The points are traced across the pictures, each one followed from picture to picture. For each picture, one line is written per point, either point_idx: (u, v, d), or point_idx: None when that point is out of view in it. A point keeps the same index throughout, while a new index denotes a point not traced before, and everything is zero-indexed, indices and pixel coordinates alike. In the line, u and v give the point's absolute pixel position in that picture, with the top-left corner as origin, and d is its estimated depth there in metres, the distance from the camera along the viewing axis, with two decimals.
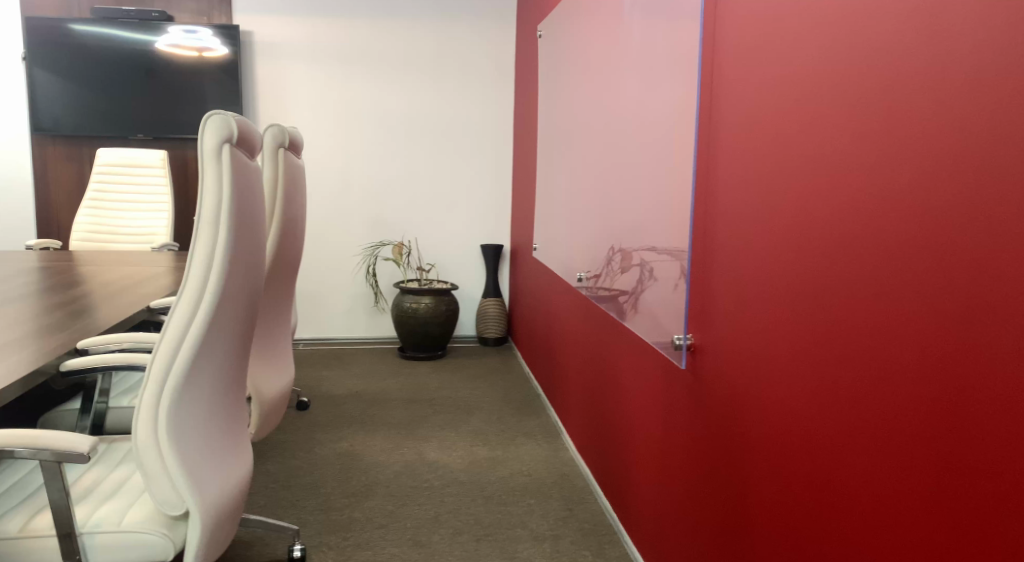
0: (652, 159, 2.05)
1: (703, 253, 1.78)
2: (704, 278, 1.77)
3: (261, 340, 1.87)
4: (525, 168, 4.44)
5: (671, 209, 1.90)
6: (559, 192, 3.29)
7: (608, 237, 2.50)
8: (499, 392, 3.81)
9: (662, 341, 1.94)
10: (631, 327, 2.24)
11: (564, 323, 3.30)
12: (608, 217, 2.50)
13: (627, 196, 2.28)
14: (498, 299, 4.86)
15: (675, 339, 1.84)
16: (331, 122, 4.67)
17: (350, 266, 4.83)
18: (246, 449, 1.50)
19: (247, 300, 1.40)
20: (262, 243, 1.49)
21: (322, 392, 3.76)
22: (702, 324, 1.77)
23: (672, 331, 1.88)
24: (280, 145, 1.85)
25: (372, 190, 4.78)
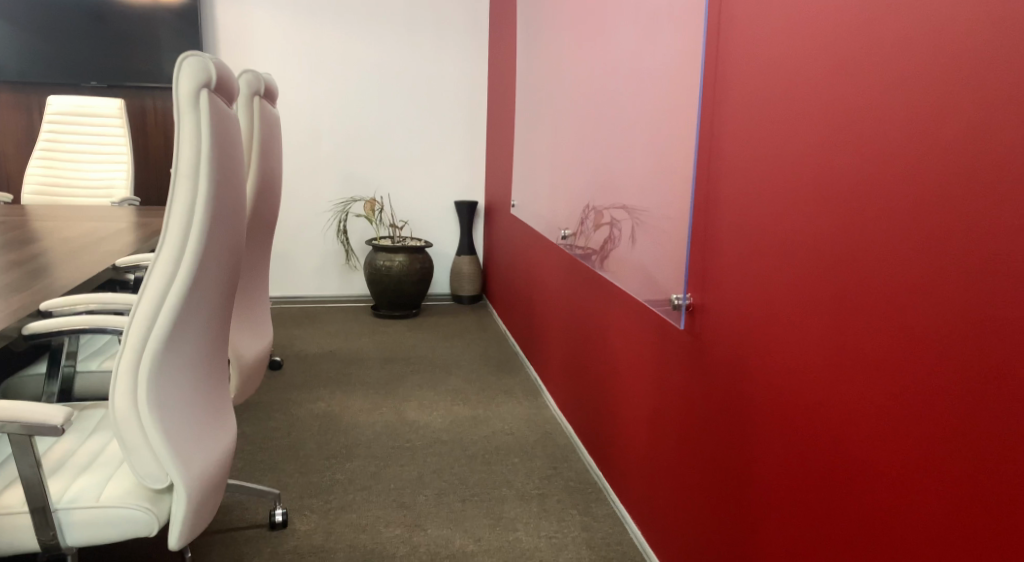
0: (645, 113, 1.96)
1: (702, 208, 1.72)
2: (704, 236, 1.71)
3: (240, 301, 1.77)
4: (501, 123, 4.32)
5: (668, 164, 1.83)
6: (540, 146, 3.20)
7: (594, 195, 2.42)
8: (476, 350, 3.75)
9: (659, 301, 1.88)
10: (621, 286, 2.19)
11: (544, 281, 3.25)
12: (594, 173, 2.43)
13: (616, 151, 2.20)
14: (473, 256, 4.78)
15: (674, 299, 1.78)
16: (298, 72, 4.49)
17: (320, 223, 4.70)
18: (230, 418, 1.42)
19: (228, 258, 1.30)
20: (241, 197, 1.38)
21: (295, 352, 3.66)
22: (701, 282, 1.72)
23: (669, 290, 1.83)
24: (255, 93, 1.71)
25: (341, 144, 4.63)
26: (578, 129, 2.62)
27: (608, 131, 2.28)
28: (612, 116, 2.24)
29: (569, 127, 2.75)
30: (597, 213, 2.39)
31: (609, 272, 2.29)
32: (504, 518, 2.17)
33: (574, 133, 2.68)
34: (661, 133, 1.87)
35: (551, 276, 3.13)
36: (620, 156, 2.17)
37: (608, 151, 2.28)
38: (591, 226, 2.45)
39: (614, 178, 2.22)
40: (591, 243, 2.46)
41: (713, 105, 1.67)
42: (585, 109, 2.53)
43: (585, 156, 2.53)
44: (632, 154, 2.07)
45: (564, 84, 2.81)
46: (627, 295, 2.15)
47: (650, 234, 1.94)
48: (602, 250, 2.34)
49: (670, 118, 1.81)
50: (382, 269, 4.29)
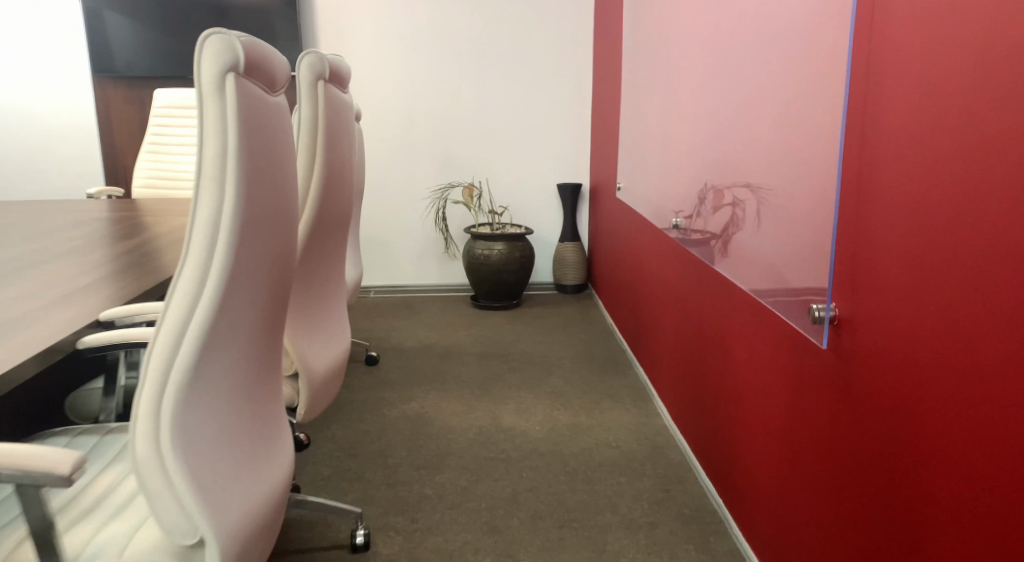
0: (775, 81, 1.64)
1: (849, 197, 1.39)
2: (852, 231, 1.39)
3: (303, 307, 1.58)
4: (607, 100, 4.01)
5: (805, 141, 1.50)
6: (650, 124, 2.89)
7: (712, 179, 2.11)
8: (580, 346, 3.50)
9: (798, 312, 1.56)
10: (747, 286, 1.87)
11: (654, 273, 2.95)
12: (711, 154, 2.11)
13: (738, 126, 1.88)
14: (577, 243, 4.52)
15: (814, 310, 1.46)
16: (396, 54, 4.33)
17: (419, 210, 4.56)
18: (278, 454, 1.24)
19: (267, 270, 1.11)
20: (289, 197, 1.19)
21: (392, 345, 3.52)
22: (847, 288, 1.40)
23: (809, 295, 1.51)
24: (319, 77, 1.53)
25: (441, 127, 4.45)
26: (692, 104, 2.31)
27: (728, 105, 1.96)
28: (732, 86, 1.92)
29: (681, 102, 2.44)
30: (716, 198, 2.07)
31: (730, 267, 1.97)
32: (608, 552, 1.91)
33: (687, 109, 2.37)
34: (794, 105, 1.54)
35: (661, 268, 2.83)
36: (744, 132, 1.84)
37: (728, 128, 1.96)
38: (710, 213, 2.13)
39: (738, 158, 1.90)
40: (709, 232, 2.15)
41: (864, 67, 1.34)
42: (701, 81, 2.21)
43: (701, 134, 2.21)
44: (759, 130, 1.74)
45: (677, 52, 2.49)
46: (754, 298, 1.84)
47: (784, 225, 1.62)
48: (723, 241, 2.03)
49: (808, 86, 1.48)
50: (480, 258, 4.10)
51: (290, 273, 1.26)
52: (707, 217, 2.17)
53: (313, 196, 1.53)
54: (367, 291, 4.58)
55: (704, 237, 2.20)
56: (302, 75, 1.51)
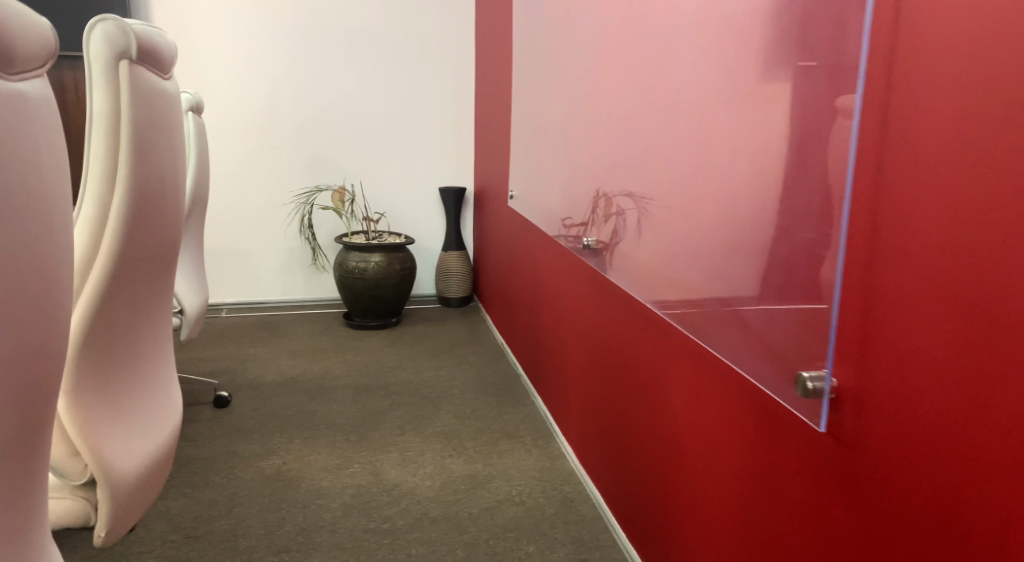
0: (736, 81, 1.33)
1: (859, 232, 1.06)
2: (859, 274, 1.06)
3: (93, 380, 1.12)
4: (494, 97, 3.65)
5: (786, 156, 1.17)
6: (563, 128, 2.56)
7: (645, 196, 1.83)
8: (472, 372, 3.12)
9: (773, 376, 1.23)
10: (688, 325, 1.57)
11: (557, 295, 2.63)
12: (644, 168, 1.83)
13: (679, 136, 1.60)
14: (461, 252, 4.13)
15: (807, 382, 1.12)
16: (253, 39, 3.76)
17: (282, 216, 4.02)
18: None
19: None
20: (24, 252, 0.71)
21: (249, 382, 3.00)
22: (852, 352, 1.08)
23: (790, 355, 1.18)
24: (126, 56, 1.09)
25: (306, 122, 3.93)
26: (623, 108, 2.02)
27: (667, 112, 1.69)
28: (671, 92, 1.66)
29: (608, 107, 2.15)
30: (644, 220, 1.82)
31: (667, 301, 1.66)
32: None
33: (614, 115, 2.10)
34: (772, 110, 1.21)
35: (567, 290, 2.51)
36: (685, 144, 1.56)
37: (668, 137, 1.68)
38: (639, 233, 1.84)
39: (621, 168, 2.01)
40: (637, 255, 1.85)
41: (882, 66, 1.01)
42: (632, 84, 1.94)
43: (630, 145, 1.95)
44: (706, 142, 1.45)
45: (600, 51, 2.19)
46: (698, 342, 1.53)
47: (664, 236, 1.68)
48: (653, 267, 1.75)
49: (795, 85, 1.16)
50: (354, 272, 3.65)
51: (40, 365, 0.77)
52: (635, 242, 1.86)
53: (118, 223, 1.09)
54: (222, 311, 4.01)
55: (632, 261, 1.88)
56: (95, 51, 1.07)
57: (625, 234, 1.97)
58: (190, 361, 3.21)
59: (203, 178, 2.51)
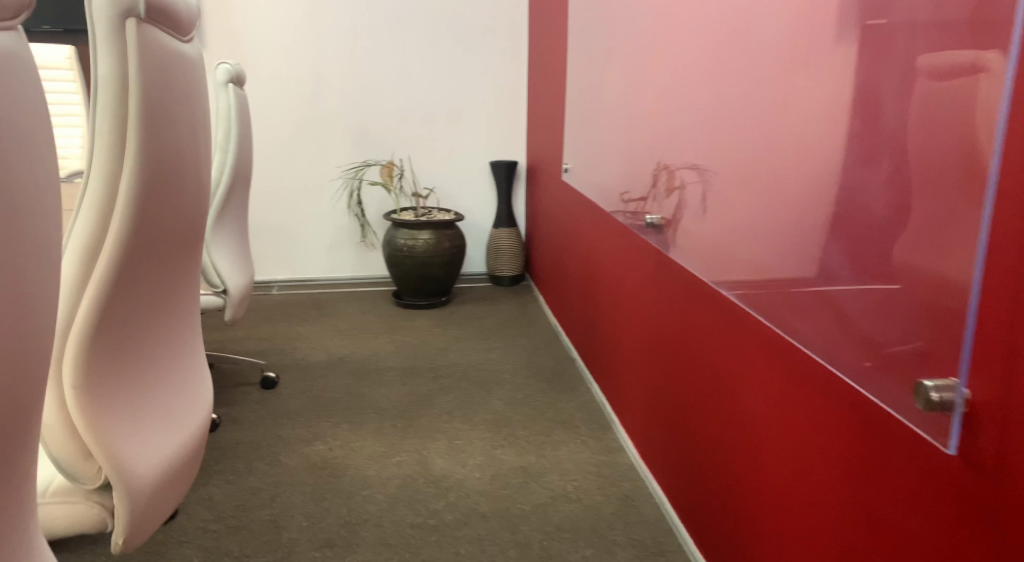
0: (855, 35, 1.14)
1: (1008, 216, 0.89)
2: (1015, 263, 0.88)
3: (98, 375, 1.01)
4: (547, 66, 3.47)
5: (918, 125, 1.00)
6: (621, 96, 2.38)
7: (715, 169, 1.66)
8: (524, 356, 2.98)
9: (881, 381, 1.08)
10: (776, 320, 1.39)
11: (616, 277, 2.46)
12: (717, 138, 1.66)
13: (764, 101, 1.43)
14: (513, 229, 3.99)
15: (932, 395, 0.96)
16: (297, 8, 3.65)
17: (330, 193, 3.93)
18: None
19: None
20: None
21: (297, 361, 2.92)
22: (994, 360, 0.91)
23: (909, 359, 1.02)
24: (135, 15, 0.97)
25: (353, 95, 3.81)
26: (691, 73, 1.84)
27: (748, 75, 1.52)
28: (755, 53, 1.49)
29: (671, 71, 1.98)
30: (715, 195, 1.66)
31: (750, 292, 1.49)
32: None
33: (679, 80, 1.92)
34: (906, 71, 1.03)
35: (627, 272, 2.33)
36: (775, 112, 1.39)
37: (750, 103, 1.50)
38: (710, 209, 1.68)
39: (686, 137, 1.85)
40: (710, 235, 1.69)
41: None
42: (704, 46, 1.76)
43: (698, 113, 1.78)
44: (804, 108, 1.28)
45: (664, 9, 2.02)
46: (789, 338, 1.35)
47: (734, 213, 1.55)
48: (728, 250, 1.59)
49: (935, 43, 0.98)
50: (403, 249, 3.54)
51: (8, 368, 0.65)
52: (708, 223, 1.70)
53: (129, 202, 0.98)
54: (271, 288, 3.94)
55: (705, 244, 1.71)
56: (101, 9, 0.95)
57: (688, 209, 1.83)
58: (239, 339, 3.13)
59: (245, 153, 2.41)
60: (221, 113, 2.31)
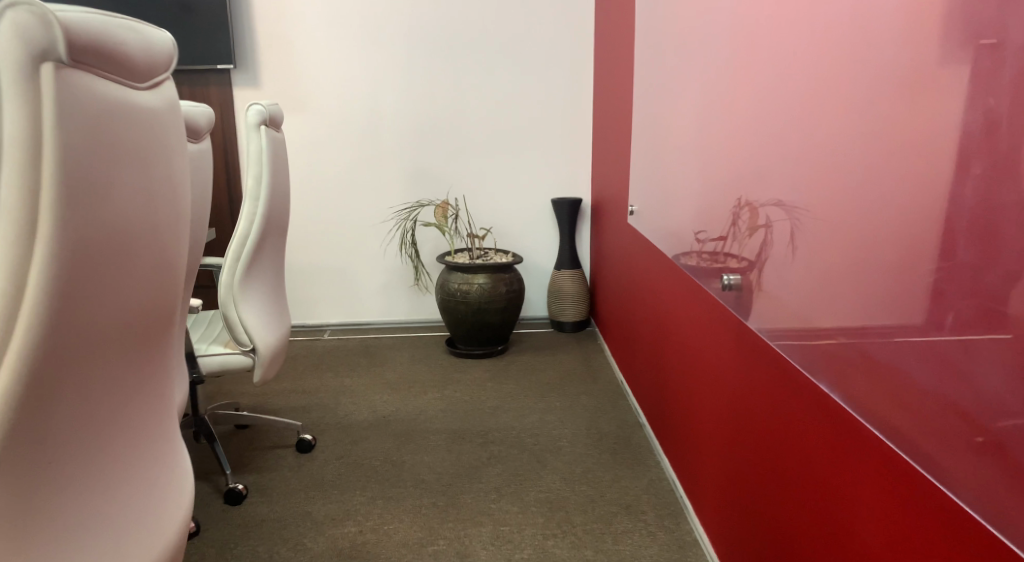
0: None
1: None
2: None
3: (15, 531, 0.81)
4: (613, 98, 3.20)
5: None
6: (695, 133, 2.09)
7: (815, 224, 1.35)
8: (586, 416, 2.71)
9: None
10: (906, 449, 1.15)
11: (693, 341, 2.19)
12: (815, 188, 1.35)
13: (883, 148, 1.13)
14: (575, 271, 3.71)
15: None
16: (351, 43, 3.50)
17: (382, 233, 3.74)
18: None
19: None
20: None
21: (339, 421, 2.69)
22: None
23: None
24: (54, 60, 0.75)
25: (407, 133, 3.63)
26: (775, 107, 1.54)
27: (857, 114, 1.22)
28: (863, 86, 1.19)
29: (750, 104, 1.68)
30: (815, 256, 1.36)
31: (867, 401, 1.25)
32: None
33: (761, 114, 1.62)
34: None
35: (707, 340, 2.07)
36: (895, 165, 1.09)
37: (859, 149, 1.19)
38: (811, 276, 1.38)
39: (768, 168, 1.58)
40: (811, 307, 1.39)
41: None
42: (789, 76, 1.46)
43: (786, 154, 1.48)
44: (950, 169, 0.98)
45: (742, 28, 1.72)
46: (922, 473, 1.12)
47: (835, 288, 1.29)
48: (842, 329, 1.28)
49: None
50: (456, 295, 3.30)
51: None
52: (804, 293, 1.41)
53: (48, 298, 0.77)
54: (323, 333, 3.75)
55: (801, 328, 1.46)
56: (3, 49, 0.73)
57: (774, 249, 1.55)
58: (282, 392, 2.93)
59: (278, 200, 2.20)
60: (252, 157, 2.10)
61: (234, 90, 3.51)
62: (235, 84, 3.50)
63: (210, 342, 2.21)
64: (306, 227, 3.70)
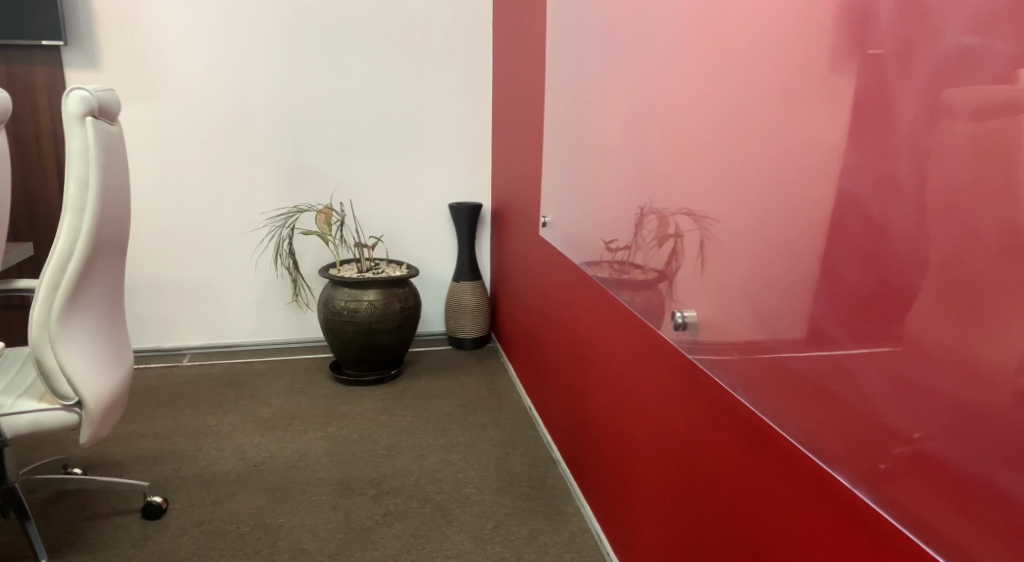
0: None
1: None
2: None
3: None
4: (518, 92, 2.88)
5: None
6: (624, 135, 1.81)
7: (756, 247, 1.25)
8: (494, 455, 2.36)
9: None
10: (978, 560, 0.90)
11: (624, 378, 1.88)
12: (759, 208, 1.24)
13: (953, 172, 0.89)
14: (475, 283, 3.37)
15: None
16: (213, 23, 3.01)
17: (254, 242, 3.27)
18: None
19: None
20: None
21: (200, 474, 2.23)
22: None
23: None
24: None
25: (282, 127, 3.17)
26: (712, 115, 1.39)
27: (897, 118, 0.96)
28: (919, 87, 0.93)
29: (681, 107, 1.52)
30: (776, 287, 1.20)
31: (902, 488, 0.99)
32: None
33: (693, 120, 1.46)
34: None
35: (643, 379, 1.77)
36: (959, 193, 0.89)
37: (886, 170, 0.98)
38: (765, 306, 1.23)
39: (701, 178, 1.43)
40: (759, 339, 1.26)
41: None
42: (733, 82, 1.31)
43: (726, 168, 1.34)
44: None
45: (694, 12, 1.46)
46: None
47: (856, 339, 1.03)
48: (780, 358, 1.20)
49: None
50: (342, 314, 2.88)
51: None
52: (777, 332, 1.20)
53: None
54: (183, 358, 3.25)
55: (787, 380, 1.19)
56: None
57: (686, 263, 1.50)
58: (127, 440, 2.44)
59: (112, 210, 1.73)
60: (74, 158, 1.62)
61: (66, 73, 2.95)
62: (66, 64, 2.94)
63: (19, 395, 1.72)
64: (160, 236, 3.18)
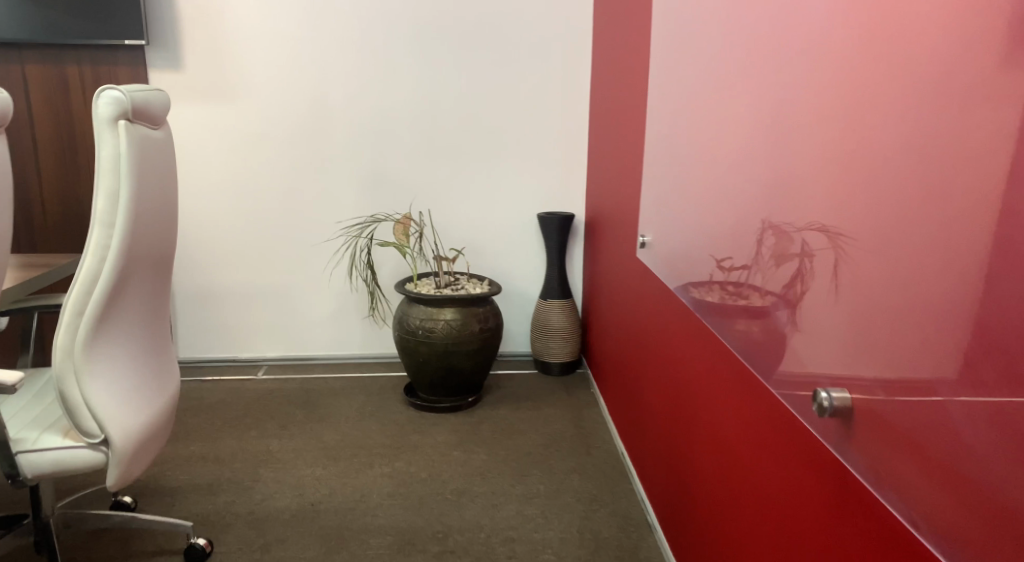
0: None
1: None
2: None
3: None
4: (619, 92, 2.56)
5: None
6: (742, 134, 1.47)
7: (938, 296, 0.89)
8: (578, 512, 2.07)
9: None
10: None
11: (743, 444, 1.51)
12: (947, 241, 0.88)
13: None
14: (566, 301, 3.07)
15: None
16: (295, 19, 2.84)
17: (333, 252, 3.09)
18: None
19: None
20: None
21: (253, 511, 2.03)
22: None
23: None
24: None
25: (363, 130, 2.97)
26: (870, 112, 1.03)
27: None
28: None
29: (821, 101, 1.16)
30: (976, 364, 0.84)
31: None
32: None
33: (841, 117, 1.10)
34: None
35: (760, 455, 1.43)
36: None
37: None
38: (950, 387, 0.88)
39: (843, 183, 1.08)
40: (935, 422, 0.91)
41: None
42: (912, 68, 0.95)
43: (891, 183, 0.99)
44: None
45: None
46: None
47: None
48: (978, 477, 0.85)
49: None
50: (417, 333, 2.65)
51: None
52: (975, 426, 0.85)
53: None
54: (257, 370, 3.11)
55: (982, 504, 0.85)
56: None
57: (817, 289, 1.15)
58: (185, 463, 2.28)
59: (149, 225, 1.54)
60: (104, 166, 1.43)
61: (148, 71, 2.84)
62: (149, 63, 2.83)
63: (44, 428, 1.55)
64: (237, 243, 3.05)
